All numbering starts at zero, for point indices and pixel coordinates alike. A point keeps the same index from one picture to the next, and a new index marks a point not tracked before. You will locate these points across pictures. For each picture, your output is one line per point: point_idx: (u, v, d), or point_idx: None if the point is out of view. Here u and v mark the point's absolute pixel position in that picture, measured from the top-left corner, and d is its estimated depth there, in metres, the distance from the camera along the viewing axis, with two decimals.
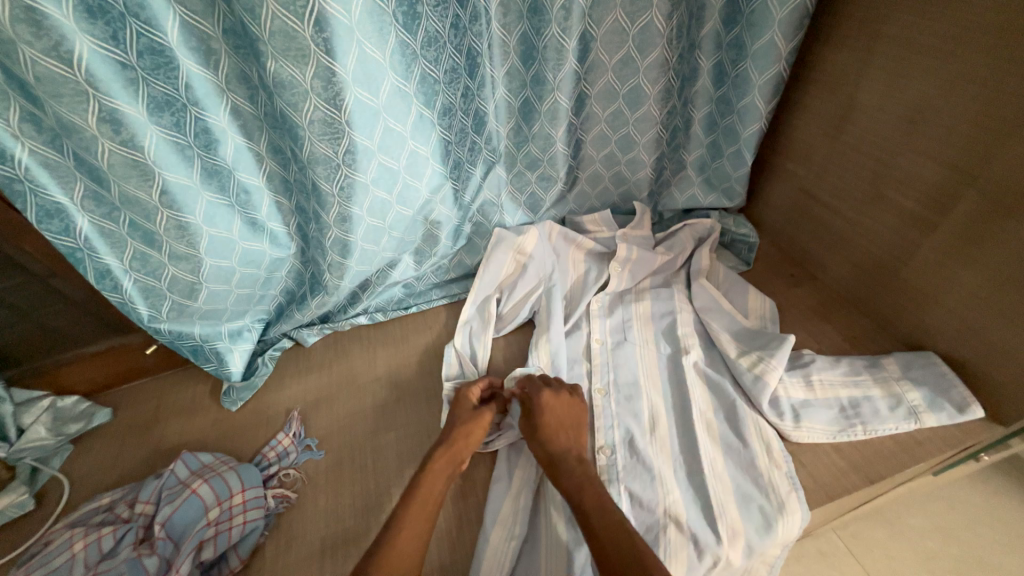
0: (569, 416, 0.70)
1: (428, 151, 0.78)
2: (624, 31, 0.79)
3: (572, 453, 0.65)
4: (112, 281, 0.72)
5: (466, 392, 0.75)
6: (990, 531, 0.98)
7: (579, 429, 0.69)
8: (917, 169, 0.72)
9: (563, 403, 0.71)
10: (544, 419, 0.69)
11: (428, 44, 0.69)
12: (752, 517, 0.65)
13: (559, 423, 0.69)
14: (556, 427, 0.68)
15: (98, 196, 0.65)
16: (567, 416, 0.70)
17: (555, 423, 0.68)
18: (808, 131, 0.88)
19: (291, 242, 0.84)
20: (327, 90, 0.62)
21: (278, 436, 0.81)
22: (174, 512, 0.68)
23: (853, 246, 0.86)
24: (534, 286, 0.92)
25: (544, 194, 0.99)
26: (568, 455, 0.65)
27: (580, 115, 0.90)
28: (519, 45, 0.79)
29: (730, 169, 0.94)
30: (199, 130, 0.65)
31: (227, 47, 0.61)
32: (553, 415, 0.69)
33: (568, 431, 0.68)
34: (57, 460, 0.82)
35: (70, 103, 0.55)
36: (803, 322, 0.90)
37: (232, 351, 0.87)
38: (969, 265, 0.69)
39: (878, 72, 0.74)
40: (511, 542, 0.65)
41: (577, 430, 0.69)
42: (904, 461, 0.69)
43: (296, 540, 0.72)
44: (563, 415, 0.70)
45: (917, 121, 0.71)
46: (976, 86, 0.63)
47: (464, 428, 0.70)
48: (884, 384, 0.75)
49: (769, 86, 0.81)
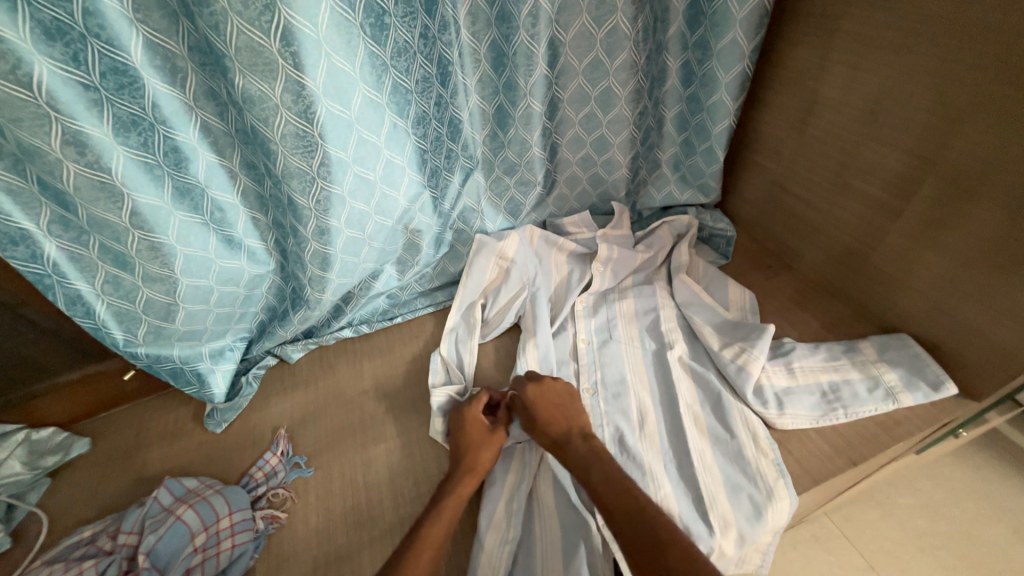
0: (563, 401, 0.72)
1: (404, 161, 0.78)
2: (591, 35, 0.80)
3: (575, 434, 0.68)
4: (84, 305, 0.70)
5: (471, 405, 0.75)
6: (975, 506, 1.01)
7: (574, 407, 0.71)
8: (880, 159, 0.75)
9: (554, 390, 0.73)
10: (544, 409, 0.70)
11: (397, 54, 0.69)
12: (742, 506, 0.66)
13: (554, 409, 0.71)
14: (550, 415, 0.70)
15: (66, 220, 0.63)
16: (560, 400, 0.72)
17: (555, 409, 0.70)
18: (776, 127, 0.91)
19: (270, 258, 0.83)
20: (298, 103, 0.62)
21: (266, 455, 0.80)
22: (158, 540, 0.66)
23: (825, 235, 0.89)
24: (518, 290, 0.93)
25: (523, 198, 0.99)
26: (573, 439, 0.67)
27: (554, 119, 0.91)
28: (490, 53, 0.80)
29: (704, 166, 0.96)
30: (168, 149, 0.64)
31: (193, 64, 0.60)
32: (548, 407, 0.71)
33: (566, 415, 0.70)
34: (35, 494, 0.79)
35: (31, 126, 0.54)
36: (783, 311, 0.92)
37: (214, 372, 0.85)
38: (934, 248, 0.72)
39: (837, 67, 0.77)
40: (506, 546, 0.65)
41: (574, 408, 0.71)
42: (885, 441, 0.71)
43: (289, 561, 0.70)
44: (556, 401, 0.72)
45: (877, 113, 0.73)
46: (927, 77, 0.66)
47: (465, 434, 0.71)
48: (862, 367, 0.77)
49: (735, 84, 0.83)
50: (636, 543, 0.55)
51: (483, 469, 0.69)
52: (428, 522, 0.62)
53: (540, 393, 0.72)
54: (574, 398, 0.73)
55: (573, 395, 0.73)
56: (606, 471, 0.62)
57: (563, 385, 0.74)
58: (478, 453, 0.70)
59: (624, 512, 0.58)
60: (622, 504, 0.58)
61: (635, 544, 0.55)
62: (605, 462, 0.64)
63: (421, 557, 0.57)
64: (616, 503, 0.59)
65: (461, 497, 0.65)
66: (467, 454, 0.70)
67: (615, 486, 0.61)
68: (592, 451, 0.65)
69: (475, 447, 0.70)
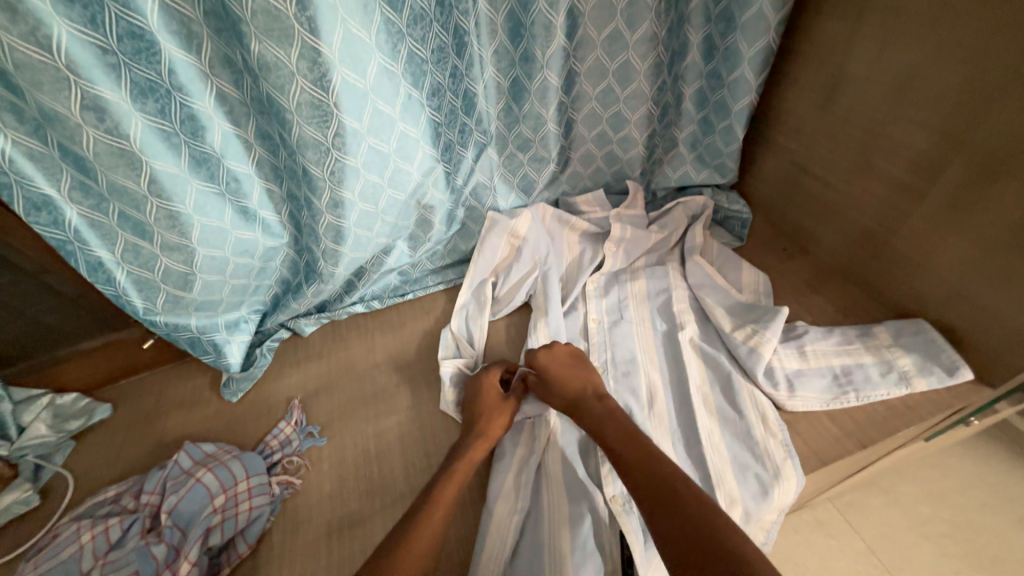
0: (572, 364, 0.74)
1: (418, 134, 0.77)
2: (612, 5, 0.78)
3: (590, 394, 0.70)
4: (105, 273, 0.71)
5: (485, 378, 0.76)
6: (981, 495, 1.01)
7: (584, 367, 0.74)
8: (906, 139, 0.73)
9: (562, 355, 0.75)
10: (552, 375, 0.72)
11: (414, 22, 0.68)
12: (749, 484, 0.66)
13: (567, 370, 0.73)
14: (564, 376, 0.72)
15: (86, 187, 0.64)
16: (569, 365, 0.74)
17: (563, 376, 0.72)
18: (799, 106, 0.88)
19: (284, 231, 0.83)
20: (314, 71, 0.61)
21: (280, 424, 0.82)
22: (180, 501, 0.69)
23: (844, 218, 0.87)
24: (529, 268, 0.93)
25: (537, 175, 0.98)
26: (584, 408, 0.68)
27: (570, 94, 0.89)
28: (507, 23, 0.78)
29: (722, 145, 0.94)
30: (185, 117, 0.64)
31: (209, 30, 0.60)
32: (559, 371, 0.73)
33: (575, 376, 0.72)
34: (60, 456, 0.82)
35: (51, 90, 0.54)
36: (796, 295, 0.91)
37: (230, 342, 0.87)
38: (958, 231, 0.70)
39: (866, 41, 0.74)
40: (514, 516, 0.66)
41: (584, 369, 0.73)
42: (895, 425, 0.71)
43: (304, 524, 0.73)
44: (567, 364, 0.74)
45: (905, 90, 0.71)
46: (961, 52, 0.63)
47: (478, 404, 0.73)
48: (876, 351, 0.77)
49: (759, 59, 0.81)
50: (649, 495, 0.56)
51: (495, 435, 0.70)
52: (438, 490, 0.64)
53: (550, 358, 0.74)
54: (584, 360, 0.75)
55: (581, 356, 0.76)
56: (624, 427, 0.64)
57: (571, 349, 0.76)
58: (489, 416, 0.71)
59: (639, 468, 0.59)
60: (636, 462, 0.59)
61: (649, 497, 0.55)
62: (623, 420, 0.66)
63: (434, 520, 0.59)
64: (631, 460, 0.60)
65: (471, 463, 0.67)
66: (479, 423, 0.71)
67: (632, 443, 0.62)
68: (614, 415, 0.67)
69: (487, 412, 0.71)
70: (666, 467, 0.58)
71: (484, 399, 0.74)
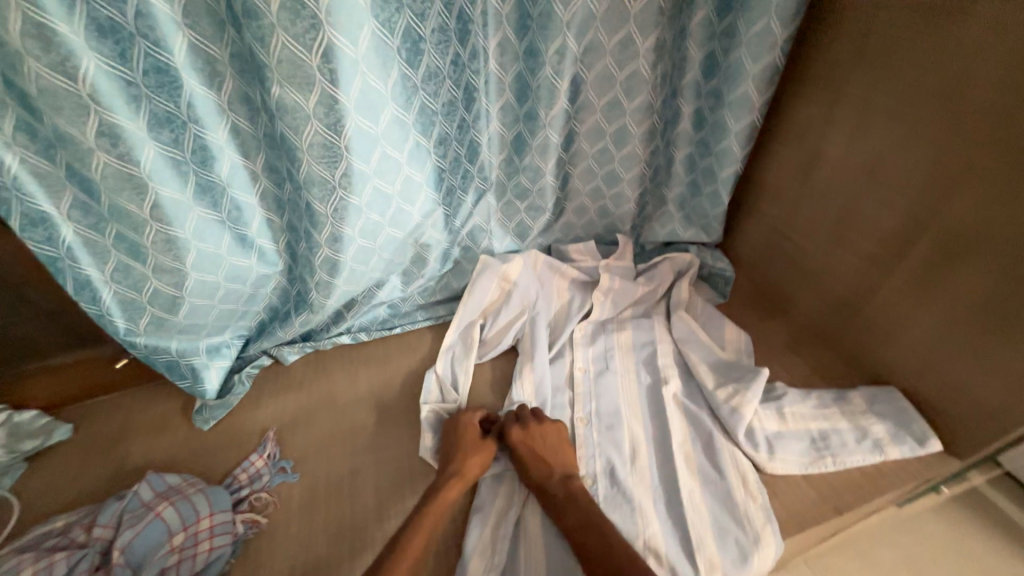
0: (548, 444, 0.73)
1: (422, 178, 0.80)
2: (613, 76, 0.84)
3: (557, 477, 0.69)
4: (91, 292, 0.70)
5: (466, 423, 0.76)
6: (957, 565, 1.00)
7: (559, 447, 0.73)
8: (877, 216, 0.78)
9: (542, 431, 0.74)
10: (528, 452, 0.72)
11: (428, 78, 0.72)
12: (729, 550, 0.66)
13: (542, 449, 0.72)
14: (537, 456, 0.71)
15: (87, 206, 0.64)
16: (547, 444, 0.73)
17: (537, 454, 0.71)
18: (780, 177, 0.95)
19: (279, 260, 0.84)
20: (329, 116, 0.64)
21: (252, 456, 0.79)
22: (135, 536, 0.65)
23: (821, 285, 0.91)
24: (518, 313, 0.94)
25: (533, 223, 1.01)
26: (559, 476, 0.69)
27: (569, 150, 0.94)
28: (514, 83, 0.83)
29: (708, 207, 0.99)
30: (197, 147, 0.65)
31: (232, 70, 0.63)
32: (533, 448, 0.72)
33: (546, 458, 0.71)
34: (8, 479, 0.77)
35: (70, 115, 0.56)
36: (776, 355, 0.94)
37: (209, 367, 0.85)
38: (926, 307, 0.74)
39: (840, 127, 0.81)
40: (489, 574, 0.64)
41: (559, 450, 0.73)
42: (869, 492, 0.72)
43: (266, 568, 0.69)
44: (543, 443, 0.73)
45: (876, 173, 0.77)
46: (924, 145, 0.70)
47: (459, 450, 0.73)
48: (851, 417, 0.79)
49: (744, 133, 0.87)
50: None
51: (471, 477, 0.70)
52: (410, 541, 0.62)
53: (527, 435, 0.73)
54: (563, 441, 0.74)
55: (560, 435, 0.75)
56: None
57: (555, 427, 0.75)
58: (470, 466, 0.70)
59: (601, 564, 0.58)
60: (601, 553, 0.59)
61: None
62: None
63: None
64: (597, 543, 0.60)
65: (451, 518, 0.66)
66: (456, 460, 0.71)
67: (592, 530, 0.62)
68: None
69: (468, 464, 0.71)
70: (630, 557, 0.58)
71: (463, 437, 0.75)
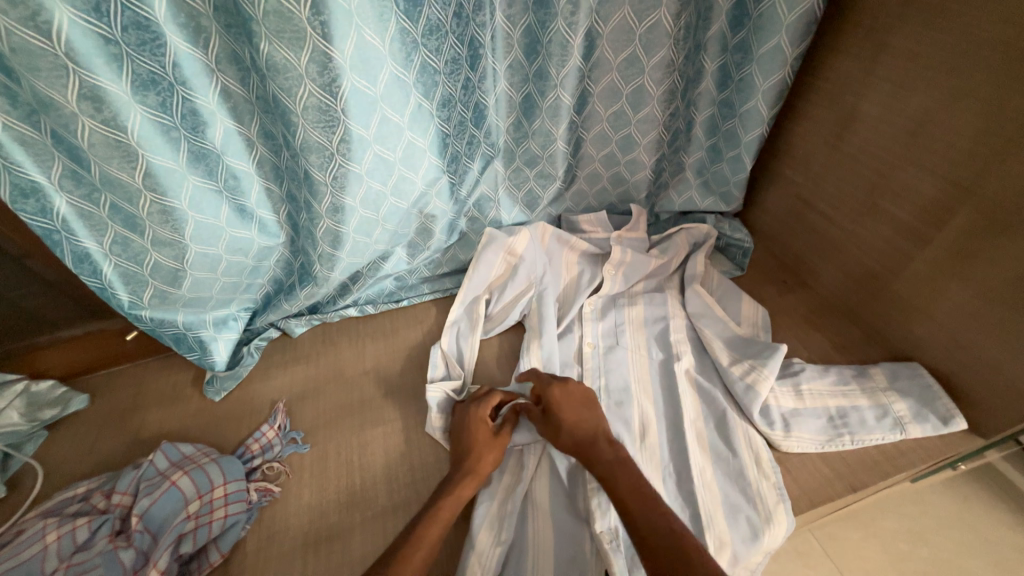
0: (583, 410, 0.71)
1: (426, 144, 0.76)
2: (631, 30, 0.77)
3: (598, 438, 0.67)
4: (91, 264, 0.69)
5: (478, 411, 0.73)
6: (963, 535, 1.00)
7: (596, 411, 0.71)
8: (915, 183, 0.72)
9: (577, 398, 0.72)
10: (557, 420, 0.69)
11: (429, 33, 0.67)
12: (739, 527, 0.66)
13: (571, 415, 0.70)
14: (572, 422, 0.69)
15: (77, 175, 0.62)
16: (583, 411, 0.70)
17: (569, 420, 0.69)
18: (809, 141, 0.88)
19: (281, 231, 0.81)
20: (323, 76, 0.60)
21: (263, 427, 0.80)
22: (153, 504, 0.67)
23: (847, 257, 0.87)
24: (525, 288, 0.92)
25: (542, 192, 0.97)
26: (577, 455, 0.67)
27: (582, 113, 0.89)
28: (523, 39, 0.77)
29: (729, 173, 0.93)
30: (186, 111, 0.62)
31: (218, 25, 0.58)
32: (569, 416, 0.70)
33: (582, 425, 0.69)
34: (31, 446, 0.79)
35: (47, 77, 0.52)
36: (794, 329, 0.90)
37: (216, 340, 0.85)
38: (962, 281, 0.70)
39: (881, 83, 0.74)
40: (497, 548, 0.65)
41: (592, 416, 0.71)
42: (886, 470, 0.71)
43: (280, 534, 0.71)
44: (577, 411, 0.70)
45: (917, 134, 0.71)
46: (977, 102, 0.63)
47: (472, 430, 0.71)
48: (872, 395, 0.76)
49: (773, 91, 0.80)
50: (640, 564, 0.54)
51: (486, 474, 0.68)
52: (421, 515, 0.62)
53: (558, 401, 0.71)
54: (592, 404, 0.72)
55: (592, 402, 0.72)
56: (618, 478, 0.62)
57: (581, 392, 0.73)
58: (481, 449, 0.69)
59: None
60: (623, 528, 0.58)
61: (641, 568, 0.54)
62: (631, 471, 0.63)
63: (416, 553, 0.58)
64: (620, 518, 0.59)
65: (459, 500, 0.65)
66: (470, 457, 0.69)
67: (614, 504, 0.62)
68: (615, 460, 0.65)
69: (478, 446, 0.70)
70: None
71: (479, 430, 0.71)
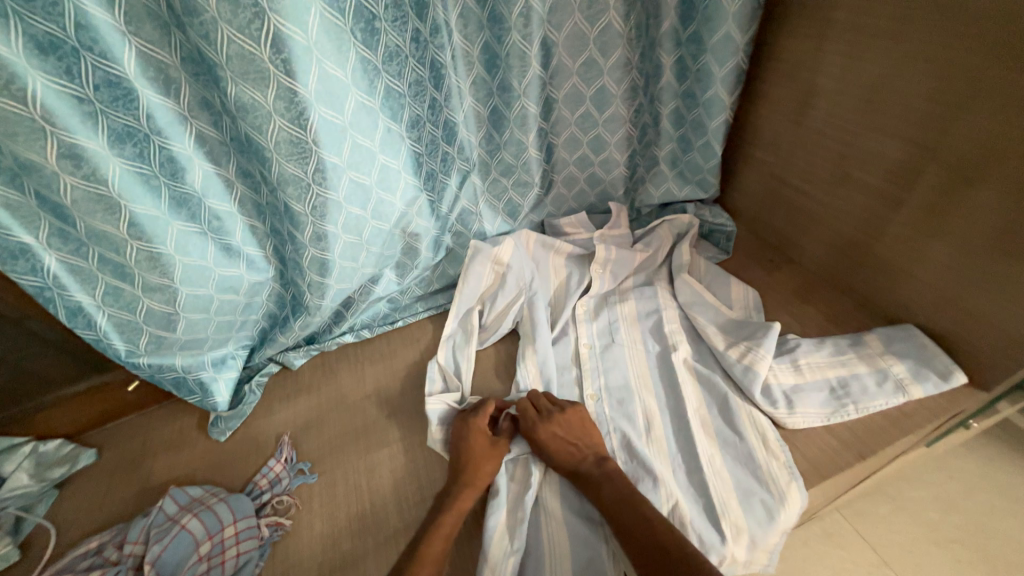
0: (583, 425, 0.73)
1: (400, 165, 0.78)
2: (584, 35, 0.80)
3: (588, 460, 0.69)
4: (85, 317, 0.70)
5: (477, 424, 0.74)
6: (990, 497, 0.98)
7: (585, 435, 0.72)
8: (880, 148, 0.74)
9: (578, 414, 0.74)
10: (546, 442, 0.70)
11: (389, 59, 0.69)
12: (754, 511, 0.65)
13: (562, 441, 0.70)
14: (563, 448, 0.70)
15: (64, 233, 0.64)
16: (581, 425, 0.73)
17: (560, 446, 0.70)
18: (773, 121, 0.90)
19: (269, 266, 0.83)
20: (290, 110, 0.62)
21: (270, 462, 0.80)
22: (164, 550, 0.67)
23: (829, 229, 0.87)
24: (515, 295, 0.92)
25: (522, 200, 0.99)
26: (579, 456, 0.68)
27: (549, 119, 0.91)
28: (482, 55, 0.80)
29: (702, 161, 0.95)
30: (164, 159, 0.64)
31: (186, 75, 0.61)
32: (567, 429, 0.72)
33: (578, 444, 0.70)
34: (42, 506, 0.79)
35: (26, 141, 0.55)
36: (786, 306, 0.91)
37: (217, 380, 0.86)
38: (940, 238, 0.71)
39: (833, 57, 0.76)
40: (512, 557, 0.64)
41: (585, 437, 0.72)
42: (894, 434, 0.70)
43: (293, 569, 0.70)
44: (576, 426, 0.72)
45: (875, 102, 0.72)
46: (925, 63, 0.65)
47: (476, 442, 0.72)
48: (870, 360, 0.76)
49: (731, 77, 0.83)
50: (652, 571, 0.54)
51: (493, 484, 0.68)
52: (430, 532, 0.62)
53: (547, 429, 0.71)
54: (582, 425, 0.73)
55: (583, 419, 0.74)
56: None
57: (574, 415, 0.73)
58: (481, 467, 0.69)
59: (634, 537, 0.58)
60: (633, 528, 0.59)
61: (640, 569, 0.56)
62: None
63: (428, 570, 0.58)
64: (629, 516, 0.60)
65: (461, 510, 0.65)
66: (476, 468, 0.69)
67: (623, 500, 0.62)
68: None
69: (480, 462, 0.70)
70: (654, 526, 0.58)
71: (479, 440, 0.72)
